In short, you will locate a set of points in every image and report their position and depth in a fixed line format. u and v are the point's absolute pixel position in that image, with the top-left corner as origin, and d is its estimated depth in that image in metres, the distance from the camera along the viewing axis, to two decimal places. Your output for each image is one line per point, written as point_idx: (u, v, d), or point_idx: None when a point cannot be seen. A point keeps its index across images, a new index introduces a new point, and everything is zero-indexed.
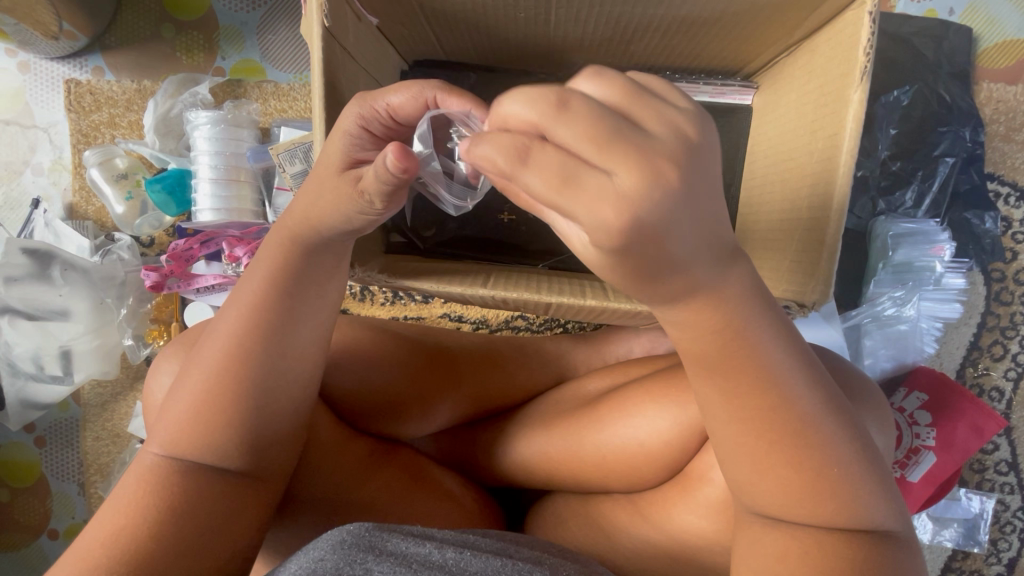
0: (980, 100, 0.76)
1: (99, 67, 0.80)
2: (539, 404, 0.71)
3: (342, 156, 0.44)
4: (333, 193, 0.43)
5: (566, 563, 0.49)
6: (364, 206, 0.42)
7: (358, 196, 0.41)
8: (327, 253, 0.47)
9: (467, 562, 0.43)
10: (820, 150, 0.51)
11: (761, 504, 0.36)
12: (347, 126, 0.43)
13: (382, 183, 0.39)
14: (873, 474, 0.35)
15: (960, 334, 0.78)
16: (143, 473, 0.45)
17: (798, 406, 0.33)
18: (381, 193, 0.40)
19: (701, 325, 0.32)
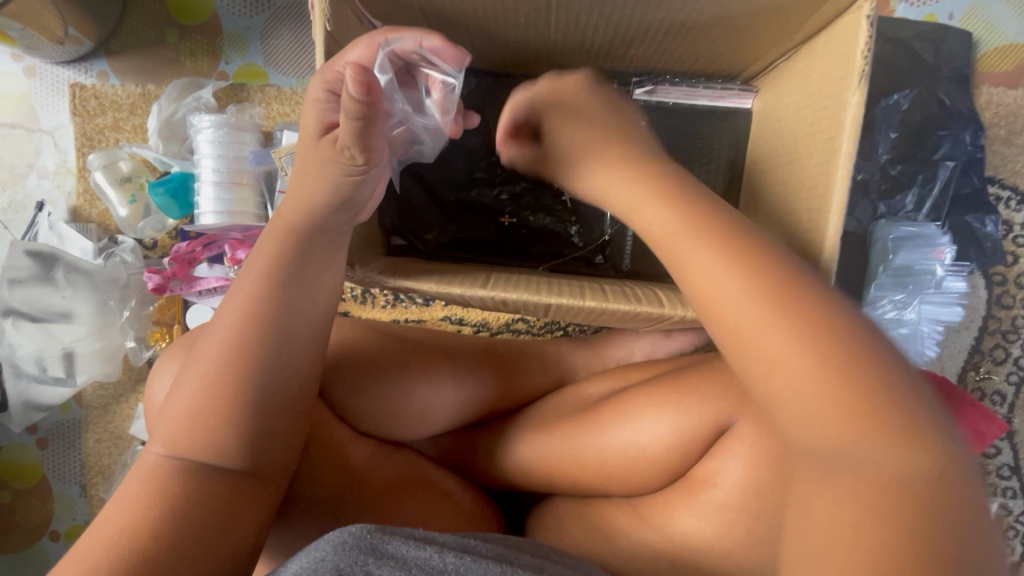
0: (980, 104, 0.77)
1: (104, 72, 0.81)
2: (540, 407, 0.71)
3: (319, 122, 0.46)
4: (316, 159, 0.46)
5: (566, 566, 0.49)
6: (346, 163, 0.45)
7: (337, 155, 0.45)
8: (323, 240, 0.50)
9: (467, 567, 0.43)
10: (819, 153, 0.51)
11: (815, 452, 0.29)
12: (316, 93, 0.45)
13: (353, 125, 0.41)
14: (951, 427, 0.29)
15: (962, 337, 0.77)
16: (145, 473, 0.45)
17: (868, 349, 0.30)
18: (356, 146, 0.43)
19: (730, 262, 0.35)
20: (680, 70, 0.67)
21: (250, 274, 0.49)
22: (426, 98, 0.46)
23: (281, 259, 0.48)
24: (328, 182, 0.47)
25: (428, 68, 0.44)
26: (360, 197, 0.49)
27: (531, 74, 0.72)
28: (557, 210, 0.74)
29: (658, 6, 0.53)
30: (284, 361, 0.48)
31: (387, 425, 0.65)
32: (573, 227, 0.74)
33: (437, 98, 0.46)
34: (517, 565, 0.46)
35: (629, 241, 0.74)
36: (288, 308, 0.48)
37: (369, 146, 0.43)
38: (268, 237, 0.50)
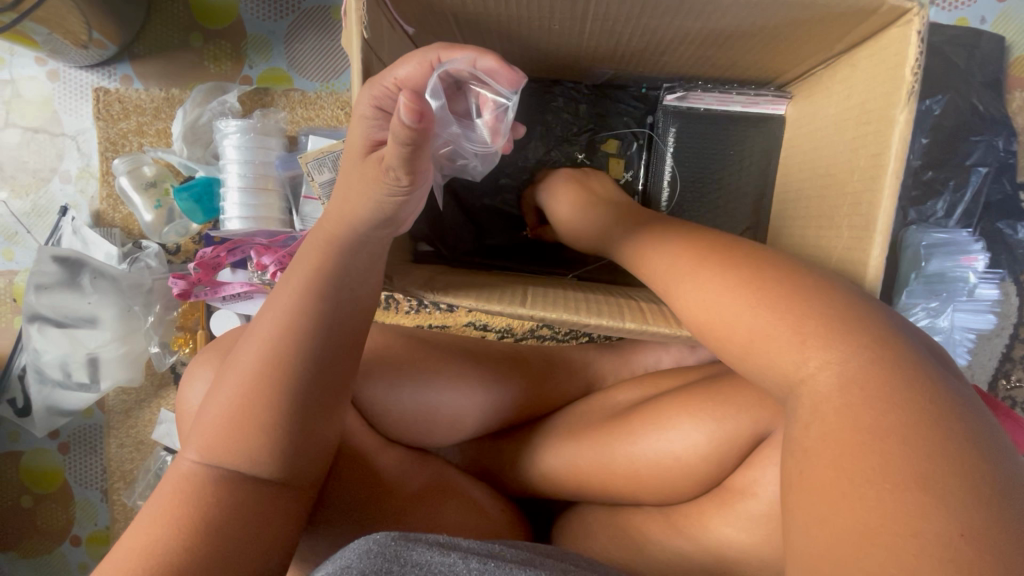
0: (1013, 109, 0.76)
1: (128, 76, 0.81)
2: (568, 414, 0.71)
3: (366, 138, 0.45)
4: (360, 180, 0.45)
5: None
6: (391, 185, 0.43)
7: (383, 175, 0.43)
8: (364, 253, 0.49)
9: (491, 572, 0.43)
10: (862, 165, 0.50)
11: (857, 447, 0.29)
12: (365, 109, 0.43)
13: (401, 150, 0.39)
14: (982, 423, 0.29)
15: (993, 345, 0.76)
16: (181, 481, 0.44)
17: (887, 341, 0.32)
18: (402, 168, 0.41)
19: (759, 279, 0.36)
20: (712, 76, 0.66)
21: (289, 283, 0.48)
22: (479, 119, 0.44)
23: (319, 267, 0.48)
24: (369, 199, 0.45)
25: (480, 87, 0.42)
26: (403, 214, 0.48)
27: (560, 82, 0.73)
28: None
29: (697, 13, 0.52)
30: (323, 370, 0.48)
31: (416, 433, 0.65)
32: None
33: (491, 118, 0.43)
34: (543, 568, 0.46)
35: None
36: (329, 320, 0.48)
37: (415, 168, 0.41)
38: (307, 246, 0.50)
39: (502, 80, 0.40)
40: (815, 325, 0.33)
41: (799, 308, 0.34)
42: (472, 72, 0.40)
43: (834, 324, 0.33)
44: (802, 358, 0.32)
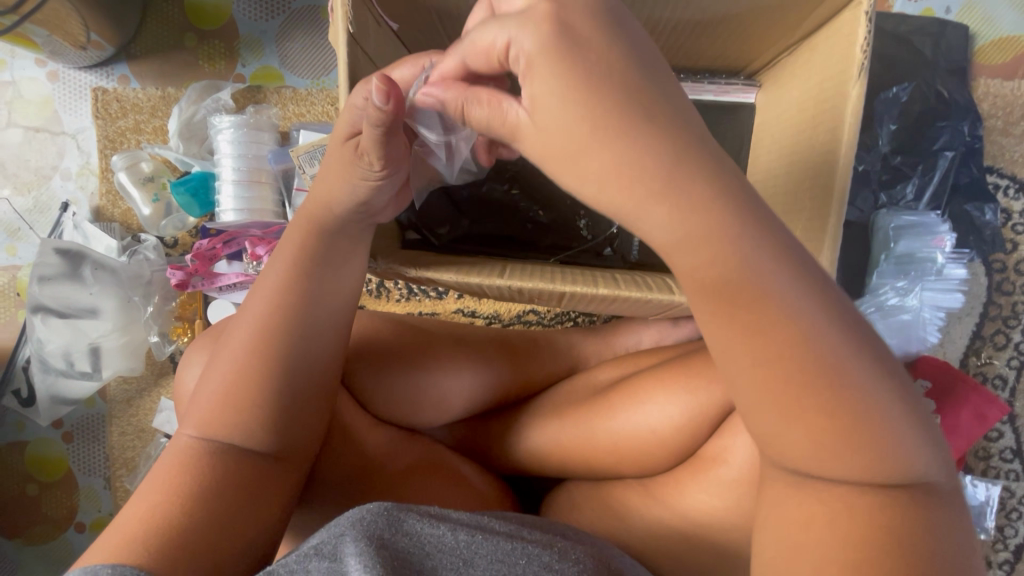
0: (978, 95, 0.79)
1: (125, 76, 0.83)
2: (552, 394, 0.74)
3: (349, 124, 0.48)
4: (338, 163, 0.49)
5: (575, 547, 0.51)
6: (364, 168, 0.48)
7: (358, 159, 0.47)
8: (342, 236, 0.52)
9: (477, 546, 0.46)
10: (821, 146, 0.53)
11: (787, 459, 0.30)
12: (354, 98, 0.46)
13: (375, 133, 0.44)
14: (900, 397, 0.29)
15: (964, 323, 0.79)
16: (179, 451, 0.47)
17: (853, 385, 0.28)
18: (375, 153, 0.46)
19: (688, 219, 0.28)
20: (685, 66, 0.69)
21: (279, 264, 0.51)
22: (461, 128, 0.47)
23: (306, 250, 0.51)
24: (347, 183, 0.49)
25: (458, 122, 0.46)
26: (377, 202, 0.51)
27: None
28: (565, 204, 0.77)
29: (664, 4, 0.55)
30: (310, 345, 0.51)
31: (405, 412, 0.67)
32: (581, 221, 0.77)
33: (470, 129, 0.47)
34: (527, 540, 0.49)
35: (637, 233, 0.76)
36: (312, 296, 0.51)
37: (386, 155, 0.46)
38: (294, 229, 0.52)
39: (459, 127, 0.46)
40: (801, 389, 0.28)
41: (788, 364, 0.28)
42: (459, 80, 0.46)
43: (815, 383, 0.28)
44: (781, 421, 0.29)
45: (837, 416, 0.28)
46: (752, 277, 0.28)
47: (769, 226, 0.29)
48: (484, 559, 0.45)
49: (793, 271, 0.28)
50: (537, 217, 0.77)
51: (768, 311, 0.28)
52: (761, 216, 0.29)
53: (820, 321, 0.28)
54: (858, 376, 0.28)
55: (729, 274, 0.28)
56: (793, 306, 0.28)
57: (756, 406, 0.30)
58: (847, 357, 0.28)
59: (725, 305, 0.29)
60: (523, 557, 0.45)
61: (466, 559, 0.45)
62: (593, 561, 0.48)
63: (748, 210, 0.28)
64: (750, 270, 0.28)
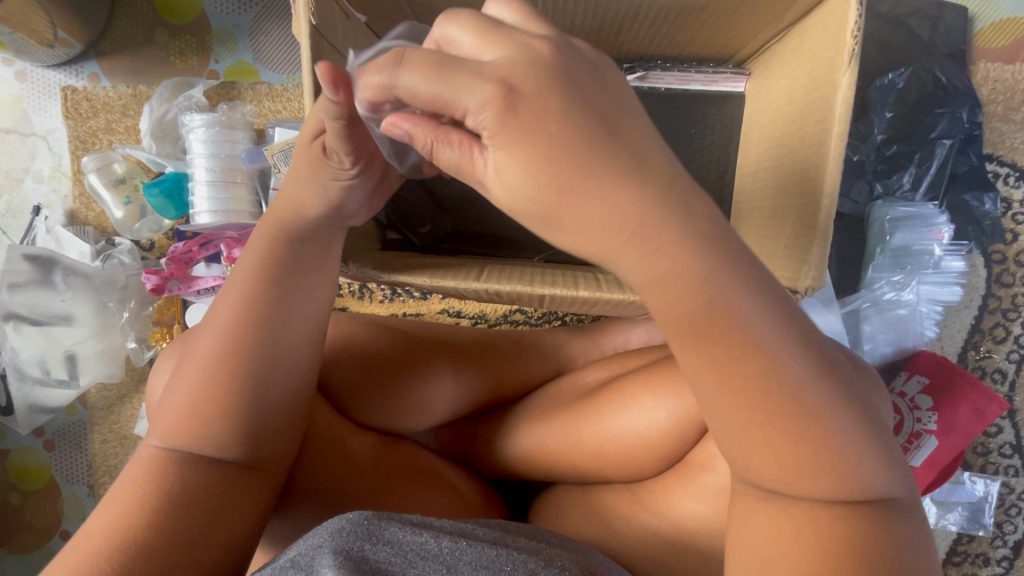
0: (977, 80, 0.76)
1: (95, 74, 0.81)
2: (539, 396, 0.72)
3: (314, 125, 0.47)
4: (308, 166, 0.47)
5: (563, 555, 0.49)
6: (335, 169, 0.46)
7: (327, 159, 0.45)
8: (313, 242, 0.50)
9: (461, 552, 0.44)
10: (811, 136, 0.51)
11: (756, 479, 0.32)
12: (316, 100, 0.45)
13: (337, 126, 0.43)
14: (859, 419, 0.31)
15: (962, 316, 0.77)
16: (143, 465, 0.45)
17: (815, 408, 0.30)
18: (344, 150, 0.44)
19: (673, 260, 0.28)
20: (672, 55, 0.67)
21: (245, 269, 0.49)
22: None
23: (272, 253, 0.49)
24: (318, 186, 0.47)
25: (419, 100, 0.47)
26: (352, 206, 0.49)
27: None
28: None
29: None
30: (279, 353, 0.49)
31: (386, 418, 0.65)
32: None
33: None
34: (512, 547, 0.47)
35: None
36: (279, 301, 0.48)
37: (356, 150, 0.44)
38: (261, 233, 0.50)
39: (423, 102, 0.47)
40: (768, 415, 0.30)
41: (756, 393, 0.30)
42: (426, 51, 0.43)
43: (780, 407, 0.30)
44: (751, 443, 0.31)
45: (801, 438, 0.30)
46: (724, 312, 0.29)
47: (740, 259, 0.30)
48: (469, 565, 0.43)
49: (761, 303, 0.30)
50: None
51: (739, 342, 0.29)
52: (732, 250, 0.29)
53: (789, 350, 0.30)
54: (820, 401, 0.30)
55: (700, 309, 0.29)
56: (762, 335, 0.30)
57: (727, 429, 0.31)
58: (810, 383, 0.30)
59: (698, 334, 0.30)
60: (508, 564, 0.43)
61: (449, 564, 0.42)
62: (579, 567, 0.46)
63: (720, 243, 0.29)
64: (722, 306, 0.29)
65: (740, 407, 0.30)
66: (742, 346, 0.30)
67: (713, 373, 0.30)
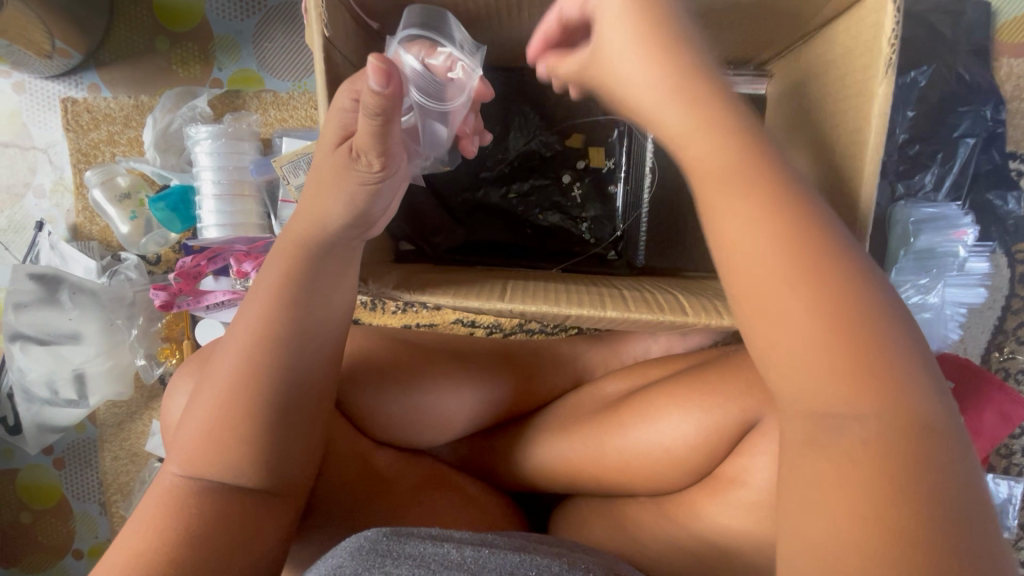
0: (1000, 77, 0.74)
1: (95, 84, 0.79)
2: (559, 407, 0.71)
3: (340, 130, 0.46)
4: (333, 173, 0.46)
5: (587, 558, 0.48)
6: (363, 172, 0.45)
7: (355, 162, 0.45)
8: (335, 255, 0.49)
9: (485, 560, 0.42)
10: (842, 144, 0.49)
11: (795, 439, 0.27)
12: (342, 101, 0.45)
13: (371, 123, 0.41)
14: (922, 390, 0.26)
15: (985, 317, 0.76)
16: (164, 494, 0.44)
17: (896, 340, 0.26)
18: (373, 150, 0.43)
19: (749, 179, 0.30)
20: None
21: (262, 291, 0.47)
22: (449, 103, 0.49)
23: (290, 274, 0.47)
24: (344, 196, 0.47)
25: (449, 98, 0.49)
26: (375, 211, 0.49)
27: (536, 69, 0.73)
28: (567, 207, 0.73)
29: None
30: (299, 377, 0.47)
31: (406, 434, 0.64)
32: (583, 224, 0.73)
33: (458, 102, 0.50)
34: (536, 553, 0.45)
35: (643, 236, 0.72)
36: (297, 323, 0.47)
37: (385, 150, 0.44)
38: (279, 253, 0.49)
39: (457, 95, 0.49)
40: (840, 330, 0.26)
41: (824, 297, 0.27)
42: (463, 49, 0.50)
43: (857, 325, 0.26)
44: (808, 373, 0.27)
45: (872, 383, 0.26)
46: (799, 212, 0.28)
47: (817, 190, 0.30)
48: (493, 571, 0.41)
49: (857, 251, 0.28)
50: (537, 223, 0.73)
51: (812, 241, 0.28)
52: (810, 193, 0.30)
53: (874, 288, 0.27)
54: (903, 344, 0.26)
55: (775, 204, 0.29)
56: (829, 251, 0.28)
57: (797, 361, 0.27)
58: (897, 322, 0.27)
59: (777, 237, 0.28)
60: (534, 568, 0.41)
61: (474, 569, 0.41)
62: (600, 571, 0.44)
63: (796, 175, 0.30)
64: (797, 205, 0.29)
65: (809, 320, 0.27)
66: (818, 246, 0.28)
67: (781, 275, 0.27)
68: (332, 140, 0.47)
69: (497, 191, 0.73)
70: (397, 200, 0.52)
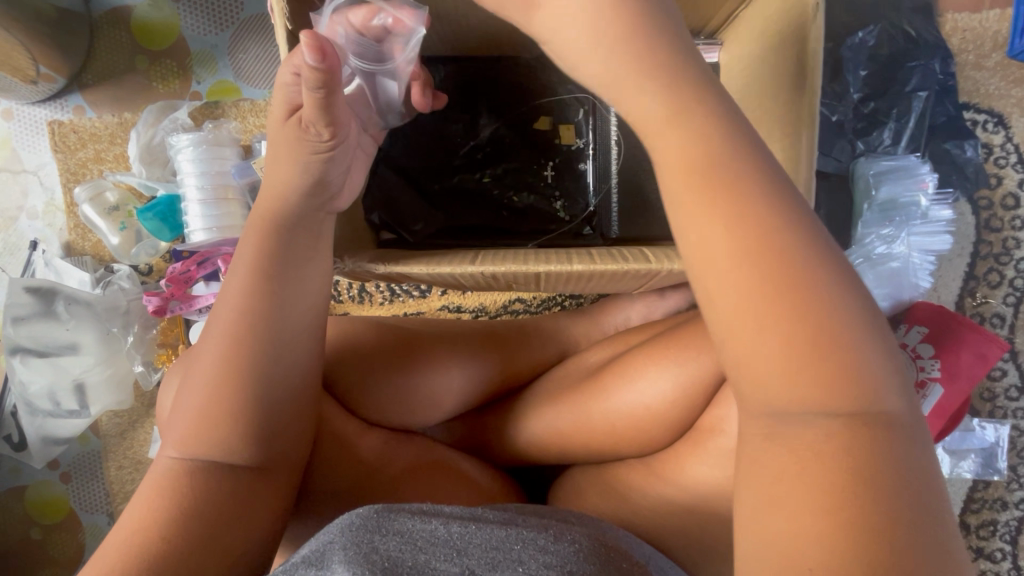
0: (947, 32, 0.77)
1: (80, 106, 0.82)
2: (546, 380, 0.73)
3: (287, 103, 0.48)
4: (285, 146, 0.49)
5: (573, 528, 0.49)
6: (313, 142, 0.48)
7: (305, 133, 0.47)
8: (301, 230, 0.51)
9: (471, 536, 0.44)
10: (785, 96, 0.52)
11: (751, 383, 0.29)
12: (284, 75, 0.47)
13: (316, 96, 0.44)
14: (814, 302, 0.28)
15: (955, 265, 0.78)
16: (161, 474, 0.46)
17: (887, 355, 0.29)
18: (321, 121, 0.47)
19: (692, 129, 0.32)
20: None
21: (237, 272, 0.49)
22: (392, 59, 0.54)
23: (264, 251, 0.49)
24: (299, 165, 0.49)
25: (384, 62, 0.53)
26: (334, 178, 0.51)
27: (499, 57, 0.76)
28: (540, 187, 0.76)
29: None
30: (282, 355, 0.49)
31: (396, 414, 0.66)
32: (557, 203, 0.76)
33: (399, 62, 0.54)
34: (523, 526, 0.47)
35: (614, 211, 0.74)
36: (277, 301, 0.49)
37: (333, 119, 0.47)
38: (254, 235, 0.51)
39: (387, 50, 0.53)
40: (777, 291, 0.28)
41: (811, 299, 0.28)
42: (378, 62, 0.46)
43: (816, 312, 0.28)
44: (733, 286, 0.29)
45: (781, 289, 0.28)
46: (754, 199, 0.30)
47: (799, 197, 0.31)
48: (478, 548, 0.43)
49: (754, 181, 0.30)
50: (514, 205, 0.75)
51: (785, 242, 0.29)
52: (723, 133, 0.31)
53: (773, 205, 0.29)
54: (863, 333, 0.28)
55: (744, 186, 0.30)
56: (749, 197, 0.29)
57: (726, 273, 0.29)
58: (875, 334, 0.29)
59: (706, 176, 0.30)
60: (518, 542, 0.43)
61: (460, 547, 0.43)
62: (590, 541, 0.46)
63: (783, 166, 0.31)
64: (750, 193, 0.30)
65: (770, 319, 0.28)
66: (785, 246, 0.29)
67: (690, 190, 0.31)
68: (276, 105, 0.49)
69: (473, 175, 0.75)
70: (356, 168, 0.55)
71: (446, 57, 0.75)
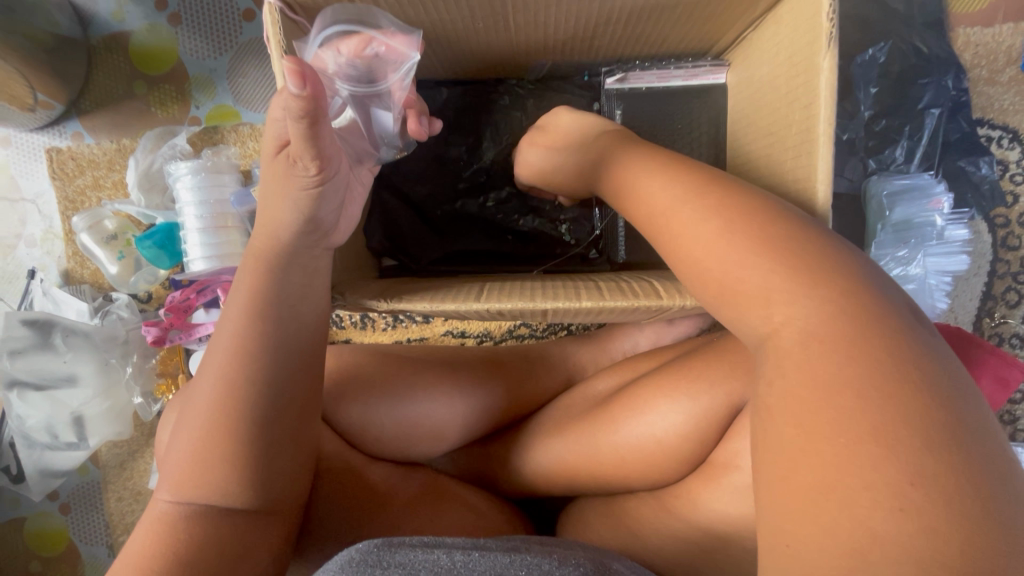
0: (959, 47, 0.75)
1: (78, 132, 0.81)
2: (553, 409, 0.71)
3: (276, 138, 0.46)
4: (279, 182, 0.47)
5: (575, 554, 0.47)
6: (302, 177, 0.45)
7: (294, 169, 0.45)
8: (298, 265, 0.50)
9: (475, 563, 0.42)
10: (798, 122, 0.50)
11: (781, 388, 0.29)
12: (274, 110, 0.45)
13: (301, 130, 0.41)
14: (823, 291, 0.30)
15: (972, 285, 0.76)
16: (155, 520, 0.44)
17: (931, 344, 0.29)
18: (309, 155, 0.43)
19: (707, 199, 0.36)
20: (648, 54, 0.68)
21: (234, 311, 0.48)
22: (385, 82, 0.52)
23: (260, 290, 0.48)
24: (290, 200, 0.47)
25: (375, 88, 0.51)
26: (327, 214, 0.49)
27: (500, 78, 0.75)
28: (544, 211, 0.75)
29: None
30: (282, 397, 0.47)
31: (399, 447, 0.64)
32: (562, 226, 0.75)
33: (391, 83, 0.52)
34: (526, 552, 0.45)
35: (620, 237, 0.73)
36: (276, 341, 0.47)
37: (321, 153, 0.44)
38: (250, 271, 0.49)
39: (376, 74, 0.51)
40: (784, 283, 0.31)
41: (828, 290, 0.30)
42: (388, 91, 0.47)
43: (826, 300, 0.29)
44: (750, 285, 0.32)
45: (787, 282, 0.31)
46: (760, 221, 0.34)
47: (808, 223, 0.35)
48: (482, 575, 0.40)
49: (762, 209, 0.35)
50: (518, 230, 0.74)
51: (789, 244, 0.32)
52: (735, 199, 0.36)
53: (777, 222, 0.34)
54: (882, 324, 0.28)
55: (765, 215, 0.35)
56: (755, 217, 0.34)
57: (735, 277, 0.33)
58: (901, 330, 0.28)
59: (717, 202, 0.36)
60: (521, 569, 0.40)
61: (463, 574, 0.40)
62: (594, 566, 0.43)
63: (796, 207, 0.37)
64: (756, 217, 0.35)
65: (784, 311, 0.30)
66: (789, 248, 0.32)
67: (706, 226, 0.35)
68: (267, 138, 0.47)
69: (475, 199, 0.74)
70: (349, 201, 0.53)
71: (446, 81, 0.74)
